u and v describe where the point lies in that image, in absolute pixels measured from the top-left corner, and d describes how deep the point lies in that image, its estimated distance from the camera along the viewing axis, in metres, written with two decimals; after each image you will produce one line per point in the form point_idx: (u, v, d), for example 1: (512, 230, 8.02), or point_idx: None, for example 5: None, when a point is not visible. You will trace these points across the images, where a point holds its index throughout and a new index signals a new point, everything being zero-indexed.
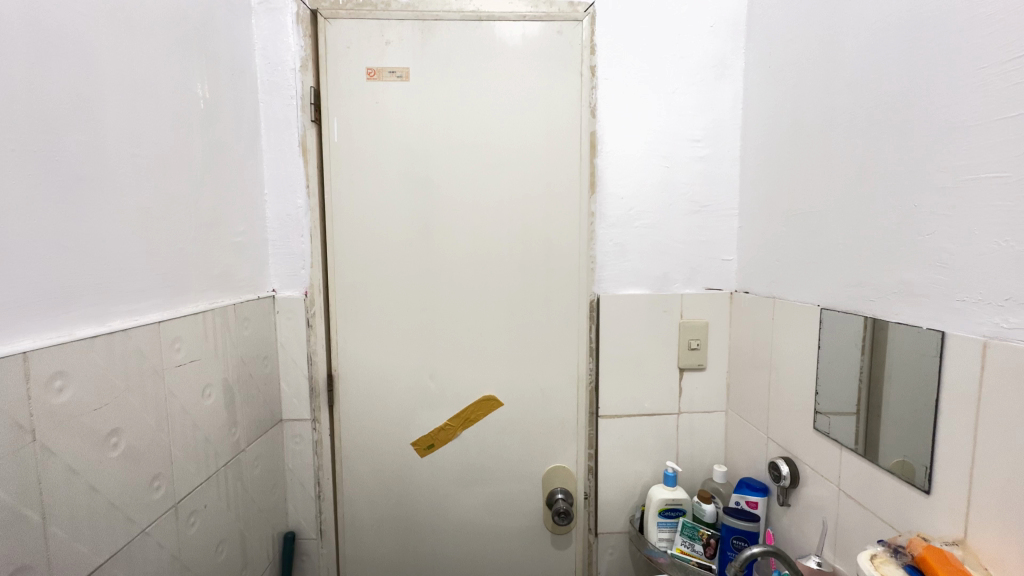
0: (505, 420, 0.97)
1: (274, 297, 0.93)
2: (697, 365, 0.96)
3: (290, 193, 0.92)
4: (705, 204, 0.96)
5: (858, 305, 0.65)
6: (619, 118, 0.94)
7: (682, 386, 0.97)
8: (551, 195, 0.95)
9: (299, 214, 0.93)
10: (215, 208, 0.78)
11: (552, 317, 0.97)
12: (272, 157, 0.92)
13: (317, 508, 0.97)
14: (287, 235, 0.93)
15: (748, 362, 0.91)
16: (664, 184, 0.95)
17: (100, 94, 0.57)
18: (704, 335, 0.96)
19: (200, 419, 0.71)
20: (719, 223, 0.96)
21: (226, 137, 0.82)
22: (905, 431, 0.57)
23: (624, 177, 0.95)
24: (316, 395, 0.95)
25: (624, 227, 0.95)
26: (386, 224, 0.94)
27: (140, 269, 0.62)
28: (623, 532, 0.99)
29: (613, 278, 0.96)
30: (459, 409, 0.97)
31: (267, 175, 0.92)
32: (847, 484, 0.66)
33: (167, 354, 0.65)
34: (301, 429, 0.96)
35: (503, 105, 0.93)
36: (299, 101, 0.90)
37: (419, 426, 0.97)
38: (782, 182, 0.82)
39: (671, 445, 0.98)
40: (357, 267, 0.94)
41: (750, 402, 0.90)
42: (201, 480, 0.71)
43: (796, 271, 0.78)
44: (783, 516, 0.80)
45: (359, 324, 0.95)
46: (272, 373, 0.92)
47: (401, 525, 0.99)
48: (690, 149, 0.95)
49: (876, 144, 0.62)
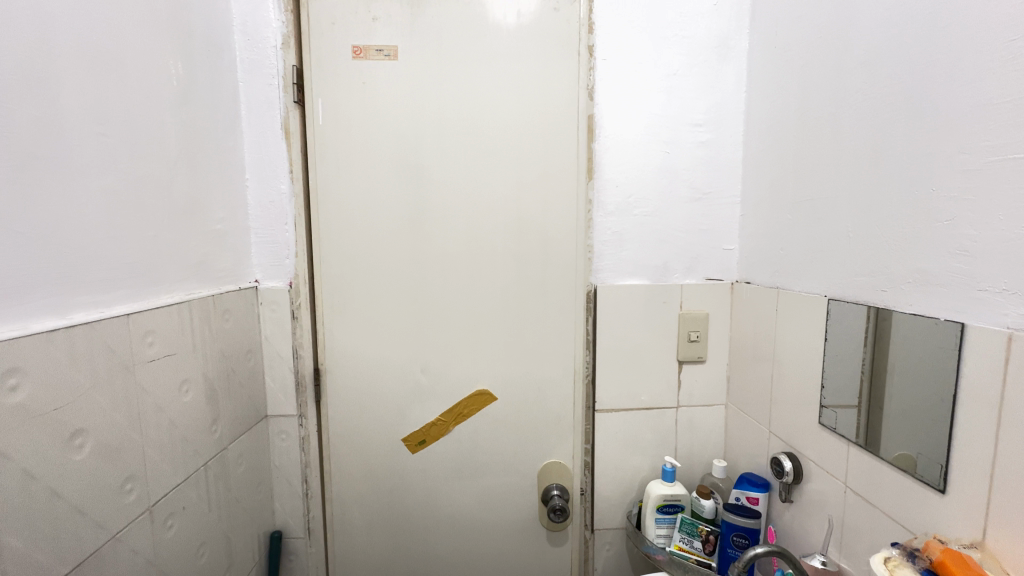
0: (500, 415, 0.94)
1: (257, 288, 0.89)
2: (697, 357, 0.94)
3: (273, 178, 0.88)
4: (707, 191, 0.93)
5: (869, 295, 0.62)
6: (619, 101, 0.90)
7: (681, 379, 0.95)
8: (546, 181, 0.91)
9: (282, 201, 0.88)
10: (191, 194, 0.74)
11: (549, 308, 0.93)
12: (253, 140, 0.87)
13: (305, 506, 0.94)
14: (270, 223, 0.89)
15: (750, 355, 0.88)
16: (664, 170, 0.92)
17: (58, 65, 0.52)
18: (705, 326, 0.93)
19: (178, 416, 0.67)
20: (720, 212, 0.93)
21: (202, 117, 0.77)
22: (916, 427, 0.54)
23: (622, 163, 0.91)
24: (303, 389, 0.92)
25: (623, 216, 0.92)
26: (376, 212, 0.89)
27: (106, 257, 0.57)
28: (620, 528, 0.97)
29: (611, 268, 0.93)
30: (451, 404, 0.94)
31: (248, 159, 0.87)
32: (854, 481, 0.64)
33: (139, 348, 0.61)
34: (287, 425, 0.92)
35: (497, 86, 0.88)
36: (282, 81, 0.86)
37: (410, 421, 0.94)
38: (788, 168, 0.79)
39: (669, 439, 0.96)
40: (345, 257, 0.90)
41: (752, 396, 0.87)
42: (179, 480, 0.67)
43: (802, 260, 0.75)
44: (785, 512, 0.78)
45: (347, 315, 0.91)
46: (255, 368, 0.88)
47: (393, 522, 0.96)
48: (692, 134, 0.91)
49: (892, 125, 0.58)
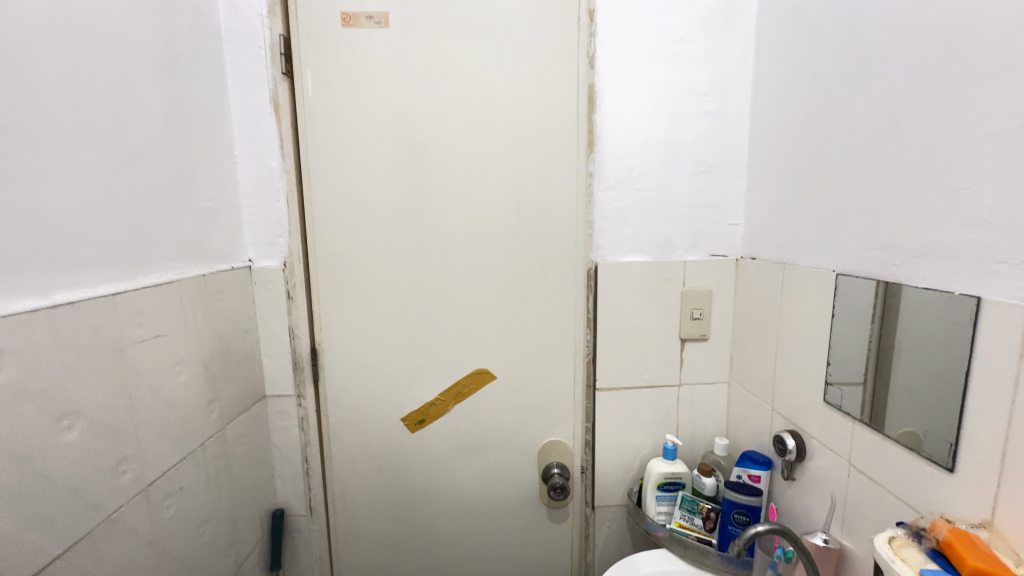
0: (499, 394, 0.94)
1: (251, 267, 0.87)
2: (699, 335, 0.92)
3: (263, 154, 0.85)
4: (712, 164, 0.89)
5: (879, 269, 0.59)
6: (620, 70, 0.86)
7: (683, 357, 0.93)
8: (545, 154, 0.88)
9: (273, 177, 0.86)
10: (178, 171, 0.72)
11: (548, 286, 0.91)
12: (242, 114, 0.84)
13: (306, 485, 0.94)
14: (261, 200, 0.86)
15: (753, 332, 0.86)
16: (668, 142, 0.88)
17: (27, 32, 0.49)
18: (708, 304, 0.91)
19: (172, 397, 0.67)
20: (725, 185, 0.90)
21: (187, 90, 0.74)
22: (925, 405, 0.53)
23: (624, 135, 0.88)
24: (300, 369, 0.91)
25: (625, 191, 0.89)
26: (370, 188, 0.87)
27: (89, 235, 0.56)
28: (620, 505, 0.97)
29: (613, 244, 0.90)
30: (450, 384, 0.93)
31: (237, 134, 0.85)
32: (858, 459, 0.63)
33: (127, 329, 0.59)
34: (285, 406, 0.91)
35: (493, 55, 0.85)
36: (269, 52, 0.82)
37: (409, 401, 0.93)
38: (797, 138, 0.75)
39: (671, 418, 0.95)
40: (339, 235, 0.88)
41: (755, 373, 0.86)
42: (176, 461, 0.67)
43: (810, 234, 0.72)
44: (786, 490, 0.78)
45: (343, 295, 0.90)
46: (252, 348, 0.87)
47: (394, 500, 0.96)
48: (696, 104, 0.88)
49: (908, 88, 0.55)
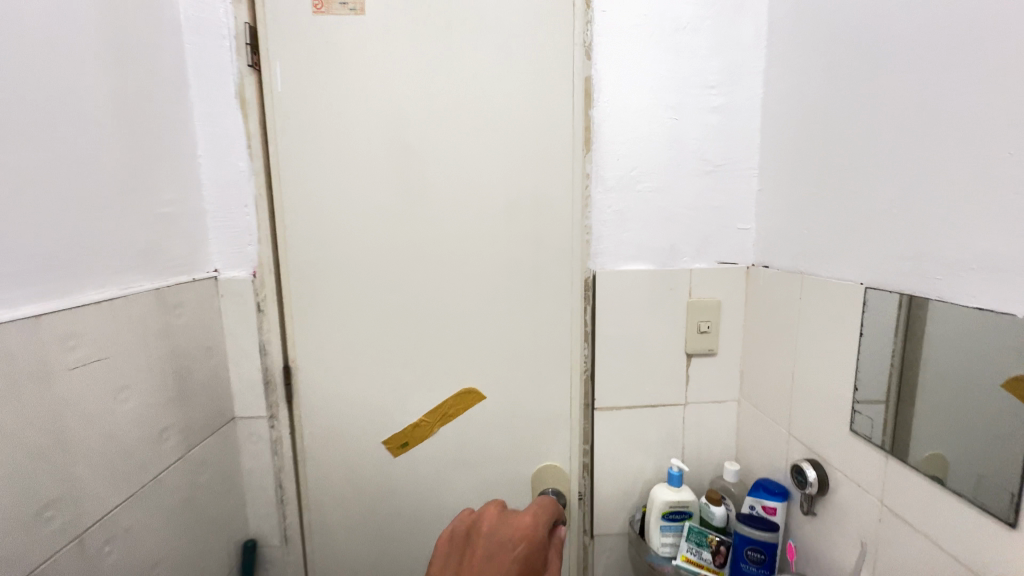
0: (489, 414, 0.86)
1: (217, 278, 0.80)
2: (707, 350, 0.84)
3: (229, 154, 0.78)
4: (720, 163, 0.82)
5: (916, 282, 0.52)
6: (619, 61, 0.79)
7: (689, 374, 0.86)
8: (537, 153, 0.80)
9: (240, 179, 0.78)
10: (128, 173, 0.64)
11: (542, 297, 0.84)
12: (205, 110, 0.77)
13: (280, 513, 0.87)
14: (228, 205, 0.79)
15: (767, 348, 0.78)
16: (671, 139, 0.81)
17: None
18: (716, 316, 0.84)
19: (117, 427, 0.59)
20: (734, 186, 0.82)
21: (140, 84, 0.67)
22: (982, 446, 0.45)
23: (623, 132, 0.80)
24: (272, 388, 0.83)
25: (625, 193, 0.82)
26: (346, 191, 0.80)
27: (9, 248, 0.48)
28: (621, 534, 0.90)
29: (612, 251, 0.83)
30: (436, 404, 0.85)
31: (200, 132, 0.77)
32: (892, 499, 0.55)
33: (55, 355, 0.52)
34: (256, 428, 0.84)
35: (480, 45, 0.77)
36: (234, 42, 0.75)
37: (391, 422, 0.86)
38: (815, 135, 0.68)
39: (676, 439, 0.87)
40: (313, 243, 0.81)
41: (769, 393, 0.78)
42: (119, 500, 0.59)
43: (831, 241, 0.65)
44: (805, 524, 0.70)
45: (318, 307, 0.82)
46: (218, 366, 0.80)
47: (376, 529, 0.89)
48: (703, 98, 0.80)
49: (952, 74, 0.47)
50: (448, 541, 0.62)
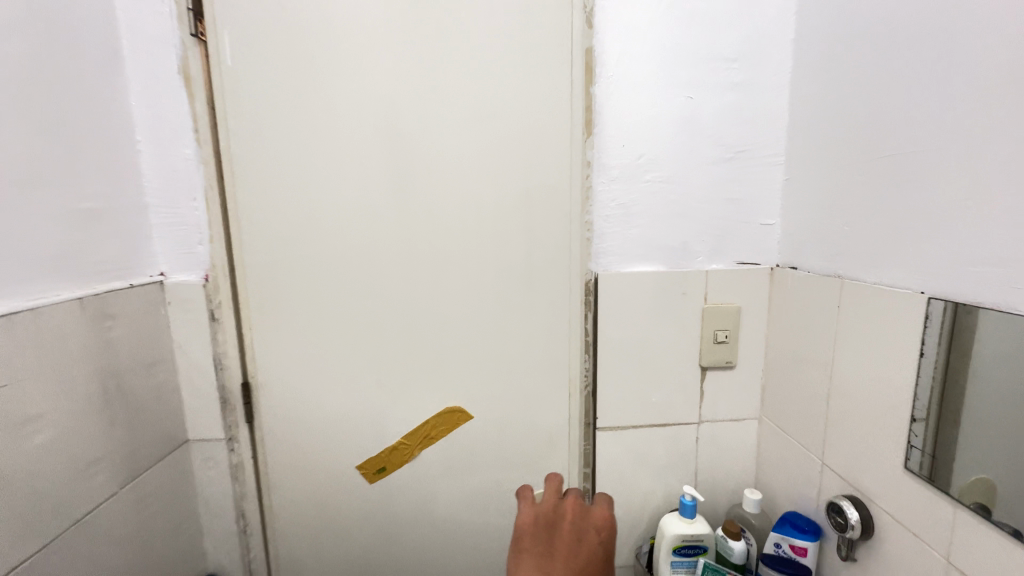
0: (477, 435, 0.76)
1: (163, 283, 0.70)
2: (724, 362, 0.74)
3: (173, 140, 0.67)
4: (741, 148, 0.71)
5: (1004, 294, 0.42)
6: (625, 30, 0.68)
7: (704, 389, 0.76)
8: (531, 138, 0.69)
9: (187, 169, 0.68)
10: (39, 162, 0.54)
11: (536, 303, 0.74)
12: (144, 89, 0.66)
13: (243, 546, 0.78)
14: (173, 199, 0.69)
15: (795, 362, 0.68)
16: (685, 121, 0.70)
17: None
18: (735, 324, 0.73)
19: (19, 469, 0.49)
20: (757, 176, 0.72)
21: (54, 54, 0.56)
22: None
23: (630, 112, 0.69)
24: (230, 407, 0.73)
25: (631, 183, 0.71)
26: (310, 182, 0.69)
27: None
28: (626, 566, 0.80)
29: (616, 251, 0.72)
30: (418, 424, 0.75)
31: (139, 114, 0.67)
32: (968, 560, 0.45)
33: None
34: (213, 452, 0.74)
35: (463, 11, 0.66)
36: (175, 8, 0.64)
37: (367, 444, 0.76)
38: (858, 114, 0.57)
39: (688, 462, 0.78)
40: (273, 242, 0.70)
41: (797, 414, 0.68)
42: (20, 556, 0.50)
43: (880, 241, 0.54)
44: (841, 569, 0.61)
45: (280, 316, 0.72)
46: (164, 384, 0.70)
47: (351, 563, 0.79)
48: (722, 73, 0.69)
49: None
50: (533, 514, 0.66)
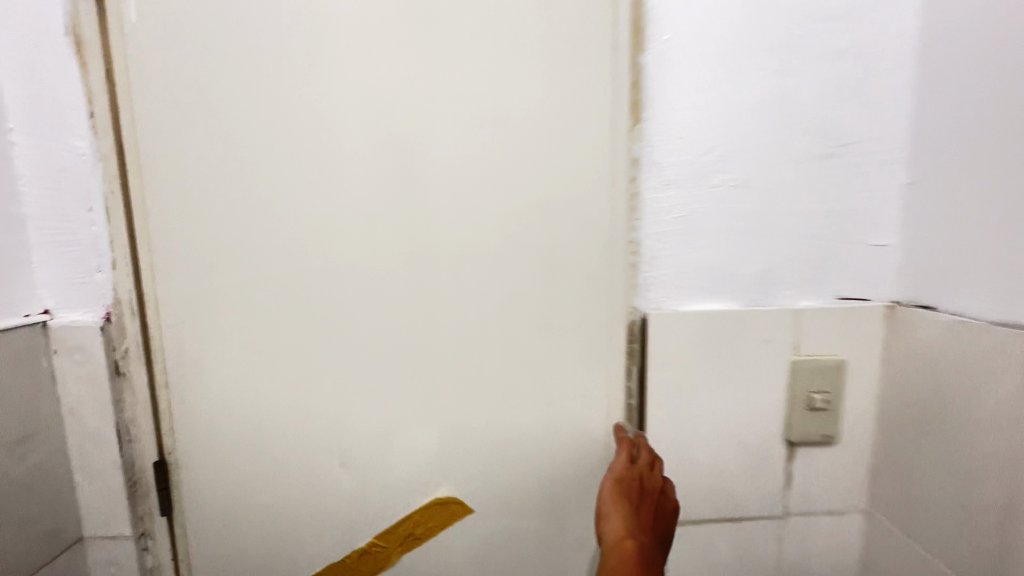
0: (479, 532, 0.56)
1: (48, 324, 0.51)
2: (821, 437, 0.53)
3: (61, 128, 0.49)
4: (846, 141, 0.51)
5: None
6: None
7: (792, 472, 0.55)
8: (555, 126, 0.50)
9: (80, 168, 0.49)
10: None
11: (560, 352, 0.53)
12: (19, 58, 0.48)
13: None
14: (62, 209, 0.50)
15: (935, 444, 0.47)
16: (770, 102, 0.50)
17: None
18: (838, 385, 0.53)
19: None
20: (868, 178, 0.52)
21: None
22: None
23: (695, 88, 0.50)
24: (141, 494, 0.54)
25: (695, 188, 0.51)
26: (247, 187, 0.50)
27: None
28: None
29: (673, 282, 0.52)
30: (399, 518, 0.55)
31: (13, 92, 0.48)
32: None
33: None
34: (118, 554, 0.54)
35: None
36: None
37: (329, 544, 0.55)
38: None
39: (768, 570, 0.57)
40: (199, 270, 0.51)
41: (939, 519, 0.47)
42: None
43: None
44: None
45: (209, 370, 0.52)
46: (44, 465, 0.50)
47: None
48: (821, 36, 0.50)
49: None
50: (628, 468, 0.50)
